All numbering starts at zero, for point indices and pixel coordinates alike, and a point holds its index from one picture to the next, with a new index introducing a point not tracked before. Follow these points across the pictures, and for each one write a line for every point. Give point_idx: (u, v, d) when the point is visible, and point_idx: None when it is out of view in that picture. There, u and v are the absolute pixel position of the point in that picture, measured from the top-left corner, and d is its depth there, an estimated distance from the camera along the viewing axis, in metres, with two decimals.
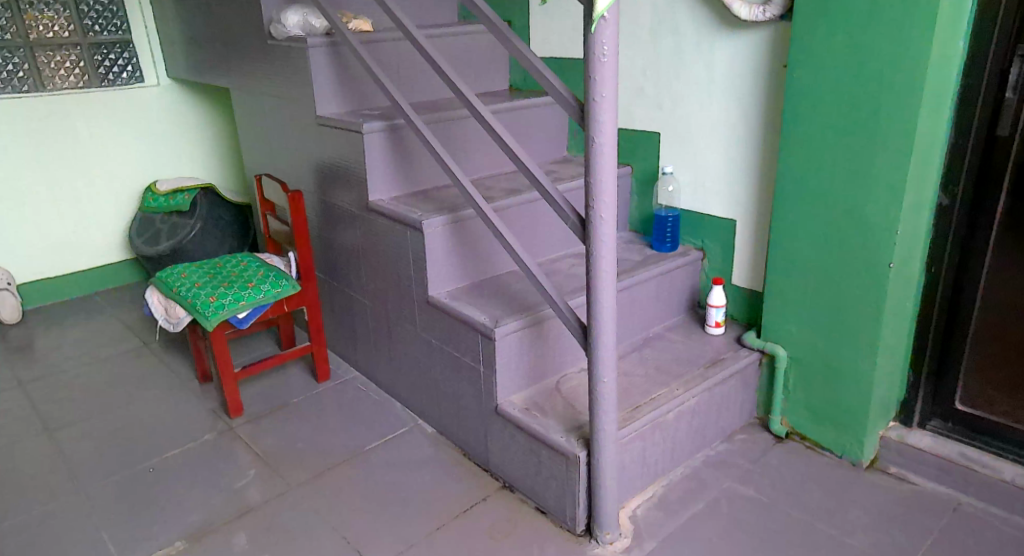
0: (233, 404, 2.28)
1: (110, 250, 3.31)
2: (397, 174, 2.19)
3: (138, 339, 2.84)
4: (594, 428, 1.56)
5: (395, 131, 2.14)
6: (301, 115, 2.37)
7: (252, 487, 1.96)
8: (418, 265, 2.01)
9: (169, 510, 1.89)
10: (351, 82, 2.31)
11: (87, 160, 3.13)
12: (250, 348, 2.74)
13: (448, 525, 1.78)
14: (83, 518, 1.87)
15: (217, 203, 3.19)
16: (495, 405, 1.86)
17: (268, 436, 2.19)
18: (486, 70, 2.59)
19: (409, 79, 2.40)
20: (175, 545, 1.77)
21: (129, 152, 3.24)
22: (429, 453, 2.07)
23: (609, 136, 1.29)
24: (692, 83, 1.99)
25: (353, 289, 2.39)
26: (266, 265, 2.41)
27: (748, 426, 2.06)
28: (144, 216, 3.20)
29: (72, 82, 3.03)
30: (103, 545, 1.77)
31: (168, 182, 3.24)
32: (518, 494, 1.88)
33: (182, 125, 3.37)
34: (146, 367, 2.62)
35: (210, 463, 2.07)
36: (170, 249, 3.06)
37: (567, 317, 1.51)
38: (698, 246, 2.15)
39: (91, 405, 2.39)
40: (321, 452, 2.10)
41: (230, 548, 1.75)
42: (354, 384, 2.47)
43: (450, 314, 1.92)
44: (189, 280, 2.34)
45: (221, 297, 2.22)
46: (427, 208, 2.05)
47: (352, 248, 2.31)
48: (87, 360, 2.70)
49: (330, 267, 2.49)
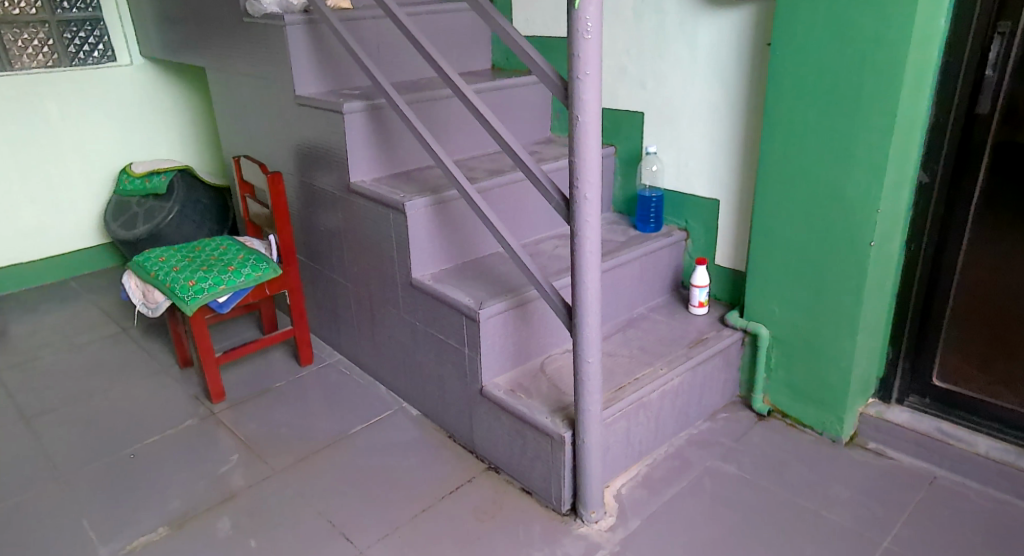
0: (214, 389, 2.26)
1: (84, 234, 3.25)
2: (378, 156, 2.16)
3: (117, 324, 2.80)
4: (579, 409, 1.56)
5: (376, 111, 2.11)
6: (280, 95, 2.33)
7: (236, 472, 1.95)
8: (401, 247, 1.99)
9: (151, 496, 1.87)
10: (330, 60, 2.27)
11: (58, 142, 3.06)
12: (231, 332, 2.71)
13: (434, 507, 1.79)
14: (64, 505, 1.85)
15: (195, 186, 3.15)
16: (480, 387, 1.86)
17: (250, 421, 2.18)
18: (468, 49, 2.56)
19: (390, 57, 2.36)
20: (158, 531, 1.76)
21: (103, 134, 3.18)
22: (414, 435, 2.07)
23: (593, 114, 1.27)
24: (675, 62, 1.98)
25: (336, 272, 2.37)
26: (246, 249, 2.39)
27: (730, 404, 2.08)
28: (120, 199, 3.15)
29: (41, 61, 2.96)
30: (84, 533, 1.76)
31: (144, 164, 3.18)
32: (504, 475, 1.88)
33: (157, 105, 3.30)
34: (126, 353, 2.59)
35: (193, 448, 2.06)
36: (147, 233, 3.02)
37: (552, 297, 1.51)
38: (682, 226, 2.15)
39: (70, 391, 2.36)
40: (304, 437, 2.09)
41: (214, 534, 1.74)
42: (337, 367, 2.46)
43: (434, 296, 1.91)
44: (167, 264, 2.31)
45: (200, 281, 2.19)
46: (409, 189, 2.03)
47: (334, 230, 2.29)
48: (63, 346, 2.66)
49: (312, 250, 2.47)
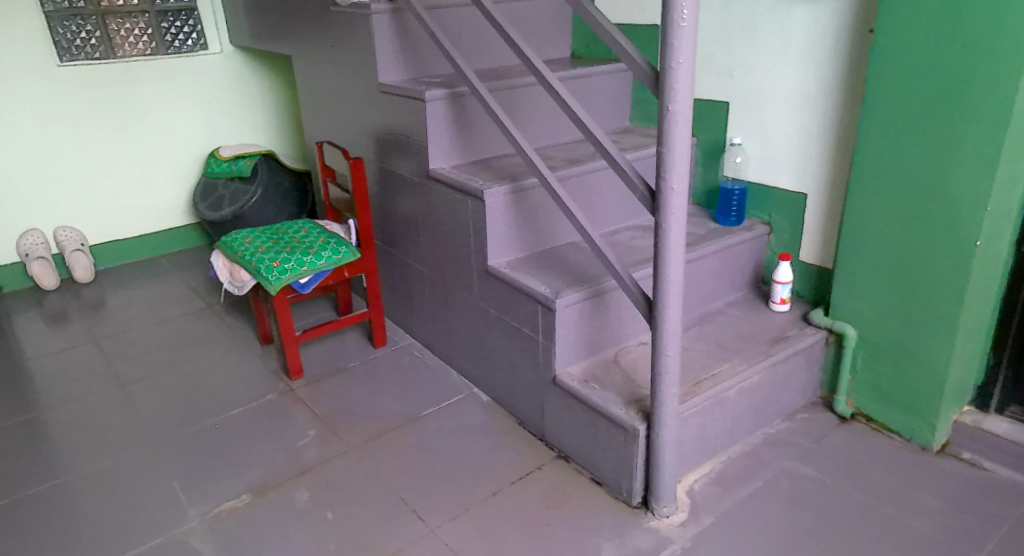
0: (293, 366, 2.34)
1: (175, 213, 3.41)
2: (458, 144, 2.19)
3: (203, 300, 2.93)
4: (656, 401, 1.54)
5: (457, 99, 2.12)
6: (363, 82, 2.37)
7: (312, 447, 2.02)
8: (478, 234, 2.01)
9: (234, 464, 1.96)
10: (413, 48, 2.30)
11: (153, 126, 3.22)
12: (309, 312, 2.80)
13: (503, 492, 1.80)
14: (154, 467, 1.96)
15: (277, 170, 3.26)
16: (553, 375, 1.86)
17: (326, 398, 2.24)
18: (548, 36, 2.54)
19: (472, 45, 2.37)
20: (241, 498, 1.83)
21: (193, 119, 3.32)
22: (484, 421, 2.09)
23: (684, 103, 1.25)
24: (766, 51, 1.93)
25: (412, 257, 2.41)
26: (327, 232, 2.46)
27: (810, 405, 2.01)
28: (208, 181, 3.28)
29: (140, 49, 3.10)
30: (175, 495, 1.85)
31: (230, 149, 3.31)
32: (573, 464, 1.88)
33: (243, 92, 3.42)
34: (210, 328, 2.71)
35: (272, 421, 2.14)
36: (232, 214, 3.14)
37: (631, 289, 1.50)
38: (765, 220, 2.10)
39: (160, 361, 2.49)
40: (377, 416, 2.14)
41: (293, 503, 1.81)
42: (410, 350, 2.50)
43: (509, 283, 1.92)
44: (253, 245, 2.40)
45: (284, 261, 2.27)
46: (488, 177, 2.04)
47: (411, 216, 2.33)
48: (154, 319, 2.80)
49: (390, 235, 2.52)
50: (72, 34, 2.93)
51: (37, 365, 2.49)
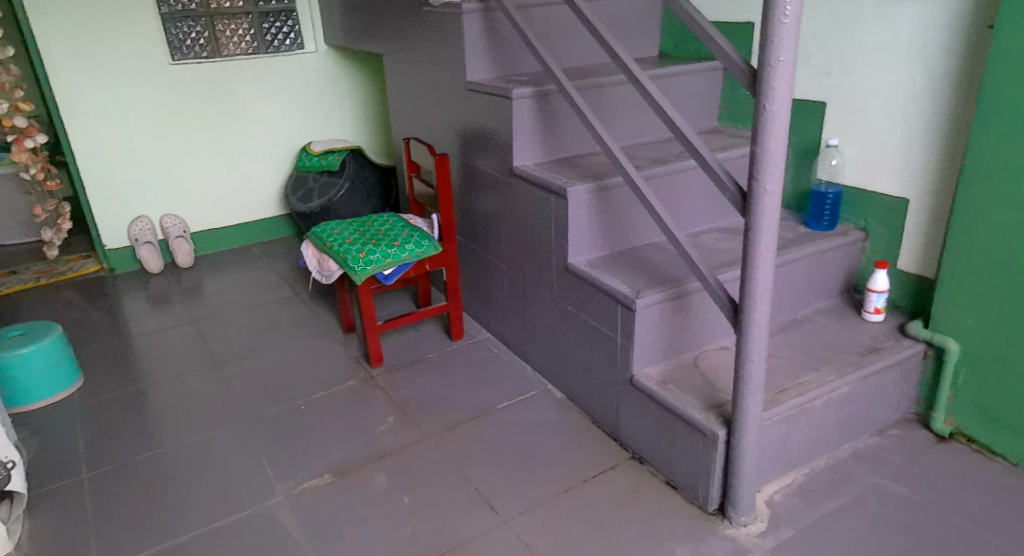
0: (374, 354, 2.41)
1: (267, 204, 3.56)
2: (543, 142, 2.20)
3: (291, 288, 3.06)
4: (738, 407, 1.51)
5: (544, 97, 2.13)
6: (452, 80, 2.42)
7: (390, 433, 2.07)
8: (560, 231, 2.01)
9: (317, 445, 2.03)
10: (502, 47, 2.33)
11: (251, 121, 3.38)
12: (391, 303, 2.87)
13: (576, 489, 1.80)
14: (243, 443, 2.05)
15: (364, 165, 3.36)
16: (630, 376, 1.85)
17: (405, 387, 2.30)
18: (637, 35, 2.52)
19: (561, 43, 2.38)
20: (323, 477, 1.90)
21: (288, 115, 3.46)
22: (559, 418, 2.10)
23: (782, 103, 1.22)
24: (870, 49, 1.86)
25: (492, 252, 2.44)
26: (410, 226, 2.52)
27: (903, 422, 1.92)
28: (299, 174, 3.42)
29: (243, 49, 3.26)
30: (262, 470, 1.94)
31: (321, 143, 3.43)
32: (648, 467, 1.86)
33: (335, 89, 3.54)
34: (297, 314, 2.82)
35: (353, 407, 2.21)
36: (321, 206, 3.26)
37: (717, 292, 1.47)
38: (861, 226, 2.01)
39: (251, 344, 2.61)
40: (454, 407, 2.18)
41: (371, 486, 1.86)
42: (486, 344, 2.53)
43: (589, 282, 1.92)
44: (341, 236, 2.48)
45: (370, 253, 2.34)
46: (571, 175, 2.05)
47: (493, 212, 2.36)
48: (245, 304, 2.94)
49: (471, 230, 2.55)
50: (183, 34, 3.11)
51: (140, 342, 2.66)
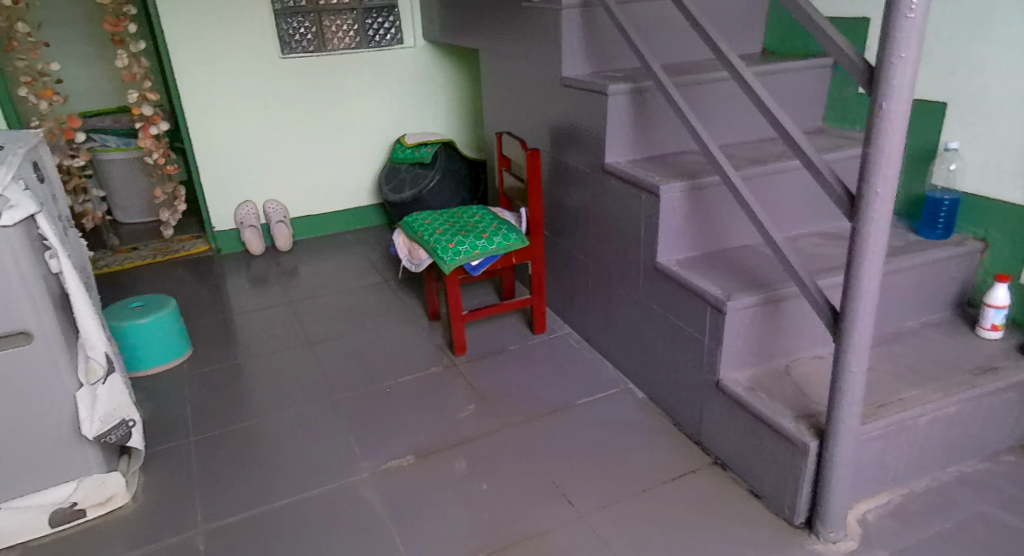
0: (458, 343, 2.45)
1: (361, 193, 3.68)
2: (637, 139, 2.17)
3: (381, 275, 3.15)
4: (833, 419, 1.45)
5: (640, 94, 2.11)
6: (547, 75, 2.42)
7: (471, 420, 2.10)
8: (650, 230, 1.99)
9: (400, 427, 2.09)
10: (600, 43, 2.32)
11: (350, 113, 3.49)
12: (476, 294, 2.91)
13: (656, 490, 1.78)
14: (331, 420, 2.13)
15: (454, 158, 3.42)
16: (717, 380, 1.80)
17: (487, 377, 2.33)
18: (741, 31, 2.45)
19: (662, 39, 2.34)
20: (406, 458, 1.95)
21: (385, 108, 3.56)
22: (641, 417, 2.07)
23: (901, 102, 1.17)
24: (1001, 47, 1.74)
25: (579, 249, 2.43)
26: (499, 219, 2.54)
27: (1016, 448, 1.80)
28: (393, 165, 3.51)
29: (347, 43, 3.37)
30: (348, 447, 2.01)
31: (415, 136, 3.51)
32: (730, 473, 1.81)
33: (432, 83, 3.62)
34: (385, 301, 2.90)
35: (436, 393, 2.25)
36: (412, 197, 3.33)
37: (816, 298, 1.42)
38: (980, 236, 1.90)
39: (341, 327, 2.70)
40: (534, 400, 2.19)
41: (451, 471, 1.90)
42: (568, 340, 2.53)
43: (677, 282, 1.88)
44: (431, 226, 2.53)
45: (458, 244, 2.37)
46: (665, 173, 2.01)
47: (582, 208, 2.35)
48: (337, 288, 3.04)
49: (558, 226, 2.56)
50: (293, 29, 3.25)
51: (240, 319, 2.80)
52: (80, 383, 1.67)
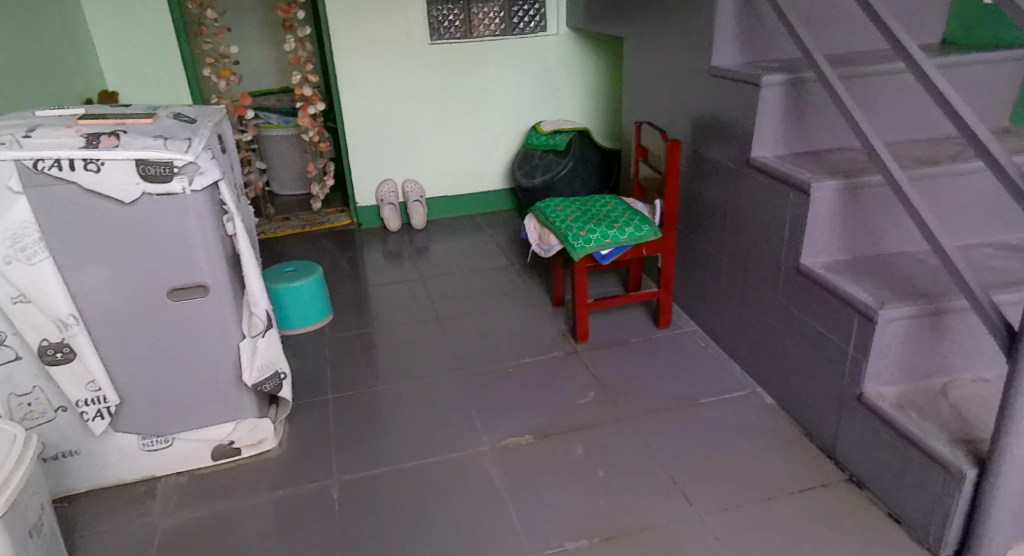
0: (580, 330, 2.44)
1: (494, 177, 3.74)
2: (789, 134, 2.06)
3: (508, 258, 3.19)
4: (999, 449, 1.33)
5: (797, 86, 2.00)
6: (695, 65, 2.35)
7: (589, 408, 2.10)
8: (795, 229, 1.89)
9: (519, 407, 2.11)
10: (756, 32, 2.22)
11: (490, 98, 3.56)
12: (602, 284, 2.89)
13: (781, 500, 1.70)
14: (453, 393, 2.19)
15: (589, 146, 3.40)
16: (860, 393, 1.70)
17: (608, 366, 2.31)
18: (916, 22, 2.27)
19: (825, 29, 2.21)
20: (523, 437, 1.98)
21: (525, 94, 3.59)
22: (769, 424, 1.99)
23: None
24: None
25: (713, 244, 2.35)
26: (632, 209, 2.50)
27: None
28: (527, 151, 3.54)
29: (492, 30, 3.42)
30: (468, 420, 2.06)
31: (551, 124, 3.52)
32: (867, 493, 1.70)
33: (572, 71, 3.61)
34: (510, 283, 2.94)
35: (556, 377, 2.26)
36: (543, 183, 3.35)
37: (990, 315, 1.30)
38: None
39: (467, 305, 2.77)
40: (656, 394, 2.15)
41: (567, 455, 1.90)
42: (695, 337, 2.46)
43: (823, 285, 1.78)
44: (563, 213, 2.53)
45: (590, 232, 2.36)
46: (818, 170, 1.91)
47: (720, 203, 2.27)
48: (465, 268, 3.12)
49: (692, 220, 2.48)
50: (442, 16, 3.34)
51: (374, 291, 2.94)
52: (243, 334, 1.79)
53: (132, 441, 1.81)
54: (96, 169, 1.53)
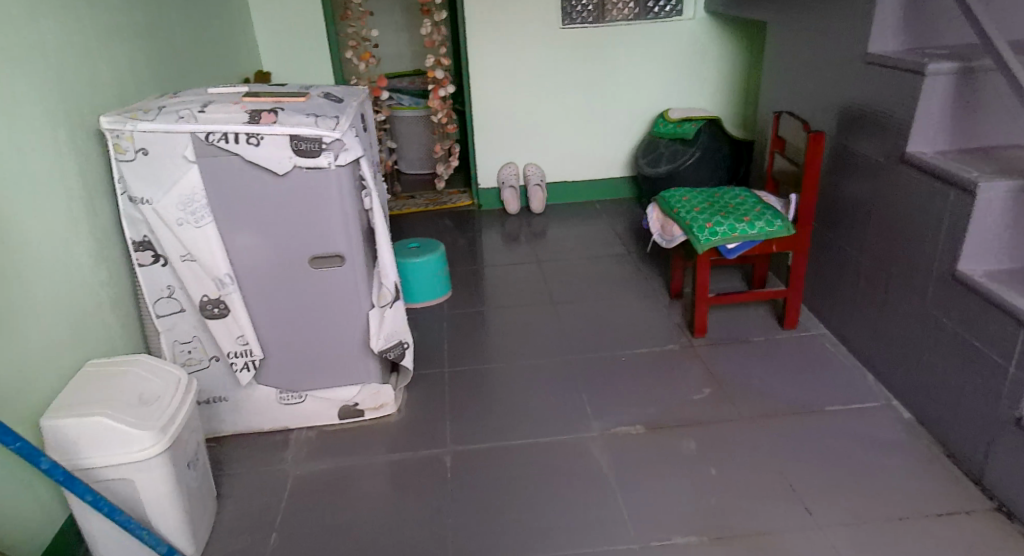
0: (699, 325, 2.38)
1: (618, 164, 3.70)
2: (953, 128, 1.91)
3: (627, 247, 3.16)
4: None
5: (968, 75, 1.84)
6: (847, 53, 2.21)
7: (704, 404, 2.05)
8: (955, 232, 1.75)
9: (631, 397, 2.09)
10: (920, 17, 2.06)
11: (620, 84, 3.51)
12: (724, 279, 2.81)
13: (913, 521, 1.60)
14: (567, 377, 2.21)
15: (718, 134, 3.27)
16: (1018, 415, 1.56)
17: (726, 364, 2.24)
18: None
19: (1003, 15, 2.02)
20: (634, 427, 1.96)
21: (655, 80, 3.52)
22: (904, 439, 1.87)
23: None
24: None
25: (853, 244, 2.23)
26: (764, 203, 2.40)
27: None
28: (653, 139, 3.48)
29: (625, 15, 3.37)
30: (580, 405, 2.07)
31: (679, 112, 3.43)
32: (1018, 525, 1.57)
33: (707, 57, 3.50)
34: (628, 272, 2.91)
35: (672, 370, 2.22)
36: (667, 172, 3.28)
37: None
38: None
39: (583, 291, 2.77)
40: (778, 397, 2.06)
41: (679, 449, 1.87)
42: (824, 341, 2.34)
43: (984, 296, 1.64)
44: (688, 204, 2.47)
45: (716, 224, 2.29)
46: (986, 168, 1.75)
47: (866, 200, 2.14)
48: (582, 254, 3.11)
49: (830, 217, 2.36)
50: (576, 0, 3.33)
51: (493, 271, 2.99)
52: (372, 304, 1.88)
53: (270, 394, 1.96)
54: (256, 143, 1.65)
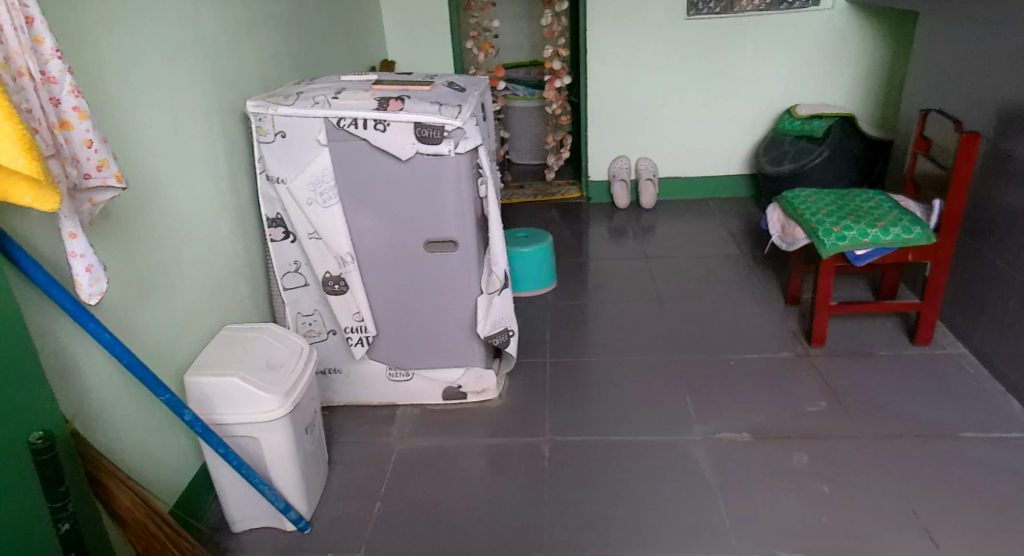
0: (818, 334, 2.26)
1: (739, 161, 3.56)
2: None
3: (742, 248, 3.04)
4: None
5: None
6: (1012, 47, 2.02)
7: (821, 418, 1.94)
8: None
9: (741, 403, 2.01)
10: None
11: (746, 77, 3.37)
12: (848, 287, 2.64)
13: None
14: (673, 378, 2.15)
15: (852, 134, 3.08)
16: None
17: (846, 377, 2.11)
18: None
19: None
20: (742, 434, 1.88)
21: (785, 74, 3.35)
22: None
23: None
24: None
25: (1005, 257, 2.03)
26: (901, 208, 2.24)
27: None
28: (777, 136, 3.32)
29: (756, 5, 3.22)
30: (686, 407, 2.01)
31: (808, 108, 3.25)
32: None
33: (844, 49, 3.28)
34: (742, 274, 2.80)
35: (787, 379, 2.12)
36: (790, 171, 3.12)
37: None
38: None
39: (694, 291, 2.69)
40: (904, 416, 1.93)
41: (790, 462, 1.78)
42: (961, 361, 2.16)
43: None
44: (814, 206, 2.34)
45: (846, 229, 2.15)
46: None
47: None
48: (695, 252, 3.02)
49: (980, 227, 2.16)
50: None
51: (601, 264, 2.96)
52: (481, 290, 1.90)
53: (381, 370, 2.02)
54: (382, 129, 1.70)
